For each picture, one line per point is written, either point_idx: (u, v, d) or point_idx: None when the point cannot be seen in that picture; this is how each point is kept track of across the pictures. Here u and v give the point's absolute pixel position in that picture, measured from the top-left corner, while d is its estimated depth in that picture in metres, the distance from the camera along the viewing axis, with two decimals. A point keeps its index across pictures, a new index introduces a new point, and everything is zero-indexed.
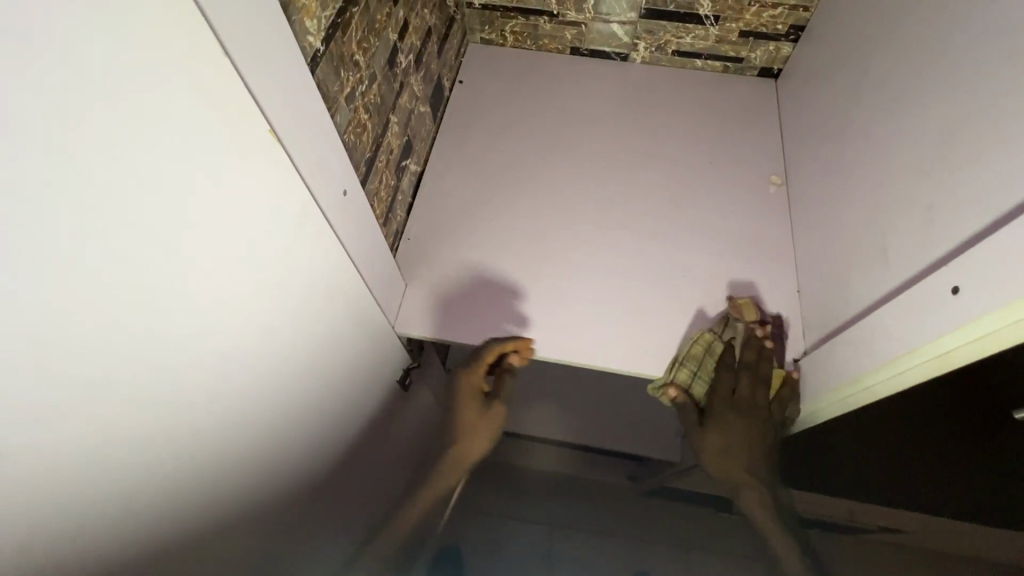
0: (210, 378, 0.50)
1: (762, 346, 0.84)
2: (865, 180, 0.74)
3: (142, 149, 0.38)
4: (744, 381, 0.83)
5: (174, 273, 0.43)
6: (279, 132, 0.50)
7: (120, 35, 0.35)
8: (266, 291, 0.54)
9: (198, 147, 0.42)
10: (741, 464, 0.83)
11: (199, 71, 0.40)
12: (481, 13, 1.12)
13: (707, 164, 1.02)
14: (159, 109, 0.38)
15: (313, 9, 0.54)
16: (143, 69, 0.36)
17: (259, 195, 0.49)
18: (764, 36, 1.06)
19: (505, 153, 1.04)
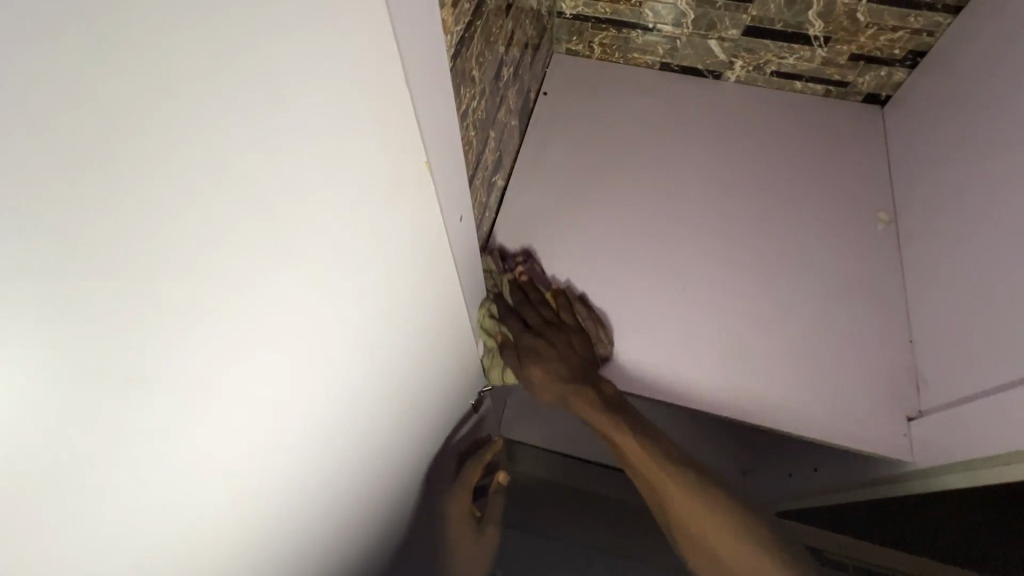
0: (317, 372, 0.54)
1: (519, 282, 0.91)
2: (1012, 239, 0.69)
3: (314, 157, 0.42)
4: (519, 311, 0.89)
5: (313, 267, 0.47)
6: (431, 161, 0.53)
7: (327, 58, 0.38)
8: (382, 305, 0.58)
9: (366, 165, 0.46)
10: (573, 384, 0.85)
11: (378, 96, 0.44)
12: (570, 23, 1.08)
13: (802, 196, 0.96)
14: (342, 132, 0.43)
15: (447, 27, 0.51)
16: (337, 90, 0.40)
17: (402, 217, 0.53)
18: (877, 60, 0.98)
19: (591, 172, 1.00)
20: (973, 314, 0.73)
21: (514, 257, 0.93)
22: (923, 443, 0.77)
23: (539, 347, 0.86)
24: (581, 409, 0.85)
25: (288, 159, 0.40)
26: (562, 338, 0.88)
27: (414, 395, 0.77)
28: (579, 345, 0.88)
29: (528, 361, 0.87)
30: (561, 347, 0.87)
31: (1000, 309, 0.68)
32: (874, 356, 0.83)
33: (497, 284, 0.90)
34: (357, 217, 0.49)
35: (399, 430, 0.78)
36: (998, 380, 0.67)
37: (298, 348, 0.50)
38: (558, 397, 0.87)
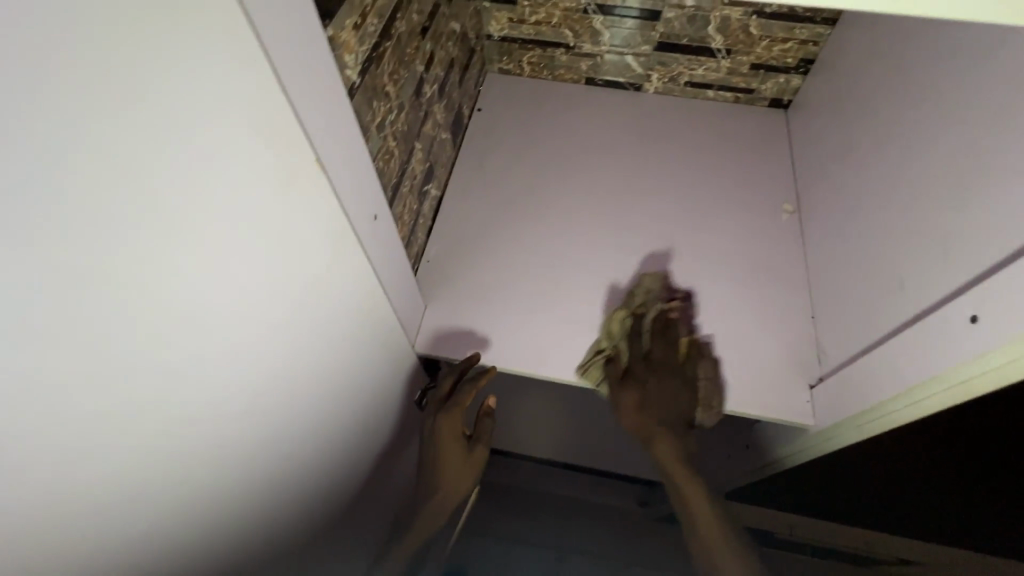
0: (215, 388, 0.50)
1: (668, 315, 0.89)
2: (879, 216, 0.76)
3: (189, 150, 0.38)
4: (656, 344, 0.87)
5: (195, 271, 0.43)
6: (322, 159, 0.51)
7: (200, 51, 0.36)
8: (287, 309, 0.55)
9: (250, 161, 0.43)
10: (659, 415, 0.81)
11: (260, 90, 0.42)
12: (500, 44, 1.17)
13: (717, 192, 1.04)
14: (219, 124, 0.40)
15: (351, 45, 0.57)
16: (211, 80, 0.38)
17: (299, 216, 0.51)
18: (775, 69, 1.09)
19: (523, 179, 1.07)
20: (861, 284, 0.77)
21: (678, 290, 0.93)
22: (819, 408, 0.81)
23: (642, 373, 0.84)
24: (662, 454, 0.79)
25: (203, 161, 0.40)
26: (673, 381, 0.84)
27: (373, 398, 0.79)
28: (685, 395, 0.83)
29: (627, 384, 0.83)
30: (669, 390, 0.83)
31: (871, 276, 0.75)
32: (784, 333, 0.89)
33: (647, 305, 0.90)
34: (276, 220, 0.48)
35: (354, 439, 0.79)
36: (866, 343, 0.74)
37: (217, 354, 0.48)
38: (643, 432, 0.81)
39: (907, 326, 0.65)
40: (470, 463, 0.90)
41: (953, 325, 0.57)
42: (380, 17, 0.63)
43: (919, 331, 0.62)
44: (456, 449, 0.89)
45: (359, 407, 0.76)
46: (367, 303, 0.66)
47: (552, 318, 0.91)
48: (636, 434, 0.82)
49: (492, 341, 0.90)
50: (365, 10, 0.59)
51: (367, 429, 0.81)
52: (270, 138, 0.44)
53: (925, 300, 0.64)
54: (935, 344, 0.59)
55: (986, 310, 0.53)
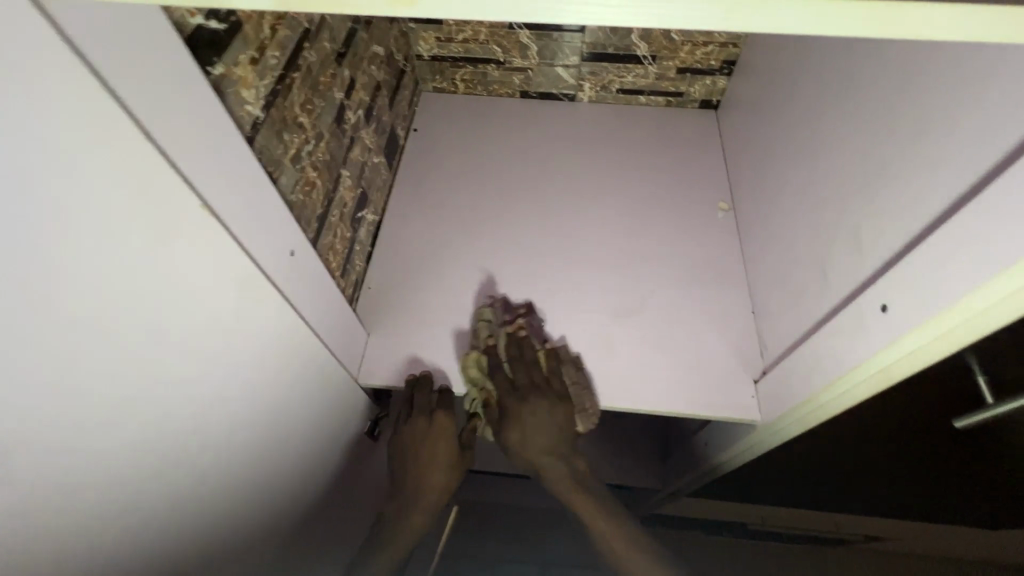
0: (115, 464, 0.46)
1: (518, 336, 0.85)
2: (803, 210, 0.78)
3: (40, 217, 0.35)
4: (518, 371, 0.83)
5: (68, 343, 0.39)
6: (212, 205, 0.48)
7: (46, 106, 0.34)
8: (197, 367, 0.51)
9: (122, 218, 0.40)
10: (544, 449, 0.78)
11: (130, 142, 0.40)
12: (431, 64, 1.16)
13: (655, 195, 1.06)
14: (75, 184, 0.37)
15: (250, 80, 0.56)
16: (60, 136, 0.35)
17: (192, 269, 0.47)
18: (700, 71, 1.12)
19: (463, 197, 1.06)
20: (792, 277, 0.79)
21: (516, 309, 0.90)
22: (765, 404, 0.81)
23: (515, 405, 0.80)
24: (551, 479, 0.77)
25: (38, 228, 0.36)
26: (545, 402, 0.80)
27: (317, 433, 0.76)
28: (559, 412, 0.80)
29: (507, 422, 0.80)
30: (542, 414, 0.79)
31: (799, 269, 0.77)
32: (725, 330, 0.90)
33: (494, 336, 0.86)
34: (165, 276, 0.45)
35: (301, 482, 0.76)
36: (797, 335, 0.75)
37: (114, 420, 0.45)
38: (530, 464, 0.79)
39: (831, 317, 0.67)
40: (459, 468, 0.85)
41: (870, 315, 0.59)
42: (282, 48, 0.62)
43: (843, 319, 0.63)
44: (444, 453, 0.84)
45: (302, 444, 0.73)
46: (292, 340, 0.64)
47: None
48: (529, 468, 0.79)
49: (439, 363, 0.89)
50: (263, 44, 0.57)
51: (313, 465, 0.78)
52: (144, 188, 0.42)
53: (845, 290, 0.66)
54: (856, 333, 0.60)
55: (897, 298, 0.55)
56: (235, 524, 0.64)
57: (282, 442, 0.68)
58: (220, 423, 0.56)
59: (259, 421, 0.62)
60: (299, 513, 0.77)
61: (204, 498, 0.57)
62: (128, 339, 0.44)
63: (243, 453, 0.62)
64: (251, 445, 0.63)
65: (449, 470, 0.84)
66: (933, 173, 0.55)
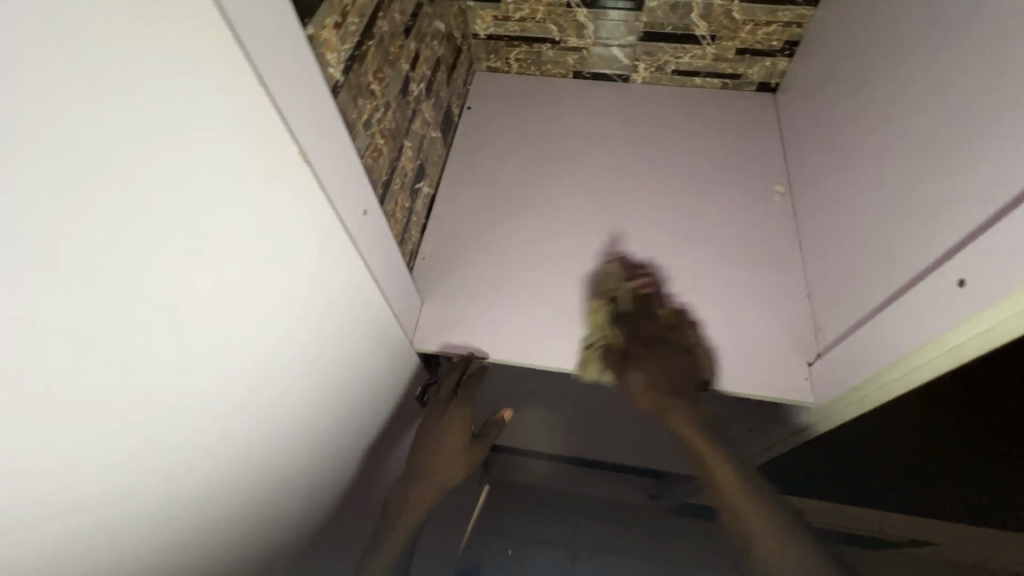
0: (215, 387, 0.51)
1: (637, 293, 0.88)
2: (866, 187, 0.77)
3: (178, 161, 0.41)
4: (641, 319, 0.85)
5: (189, 273, 0.45)
6: (307, 154, 0.52)
7: (184, 60, 0.39)
8: (286, 304, 0.56)
9: (236, 161, 0.45)
10: (665, 390, 0.78)
11: (242, 95, 0.44)
12: (486, 43, 1.18)
13: (709, 176, 1.04)
14: (201, 129, 0.41)
15: (333, 43, 0.58)
16: (191, 85, 0.40)
17: (286, 213, 0.52)
18: (760, 52, 1.10)
19: (515, 173, 1.07)
20: (855, 257, 0.77)
21: (638, 270, 0.93)
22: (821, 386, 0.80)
23: (641, 352, 0.81)
24: (674, 421, 0.77)
25: (165, 158, 0.40)
26: (676, 351, 0.82)
27: (373, 392, 0.80)
28: (685, 357, 0.82)
29: (629, 368, 0.81)
30: (671, 358, 0.81)
31: (861, 250, 0.75)
32: (777, 313, 0.88)
33: (618, 290, 0.90)
34: (266, 214, 0.49)
35: (356, 432, 0.80)
36: (859, 317, 0.74)
37: (218, 345, 0.50)
38: (655, 404, 0.79)
39: (897, 297, 0.65)
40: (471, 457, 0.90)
41: (944, 292, 0.57)
42: (361, 16, 0.64)
43: (912, 296, 0.61)
44: (457, 439, 0.89)
45: (359, 401, 0.77)
46: (358, 295, 0.67)
47: (549, 309, 0.92)
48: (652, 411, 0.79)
49: (489, 334, 0.91)
50: (345, 10, 0.60)
51: (367, 419, 0.82)
52: (254, 134, 0.46)
53: (914, 270, 0.64)
54: (926, 310, 0.59)
55: (975, 273, 0.53)
56: (299, 468, 0.69)
57: (344, 394, 0.72)
58: (289, 365, 0.60)
59: (323, 371, 0.66)
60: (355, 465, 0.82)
61: (273, 437, 0.62)
62: (218, 276, 0.47)
63: (306, 402, 0.66)
64: (317, 394, 0.67)
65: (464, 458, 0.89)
66: (1014, 144, 0.53)
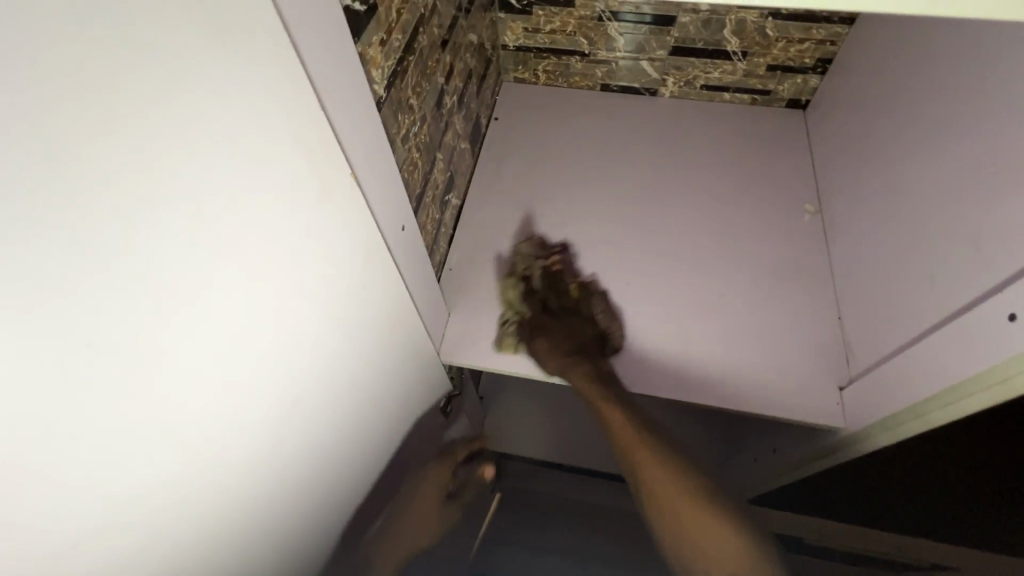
0: (263, 401, 0.52)
1: (550, 270, 0.96)
2: (902, 212, 0.76)
3: (236, 185, 0.41)
4: (548, 296, 0.96)
5: (242, 292, 0.46)
6: (357, 173, 0.53)
7: (245, 89, 0.40)
8: (331, 318, 0.57)
9: (289, 182, 0.46)
10: (571, 363, 0.89)
11: (296, 120, 0.44)
12: (515, 54, 1.18)
13: (737, 193, 1.04)
14: (258, 154, 0.42)
15: (378, 60, 0.58)
16: (252, 112, 0.41)
17: (333, 231, 0.52)
18: (792, 69, 1.09)
19: (543, 185, 1.07)
20: (890, 280, 0.76)
21: (551, 247, 0.99)
22: (853, 411, 0.79)
23: (546, 324, 0.93)
24: (575, 381, 0.88)
25: (225, 182, 0.41)
26: (574, 322, 0.93)
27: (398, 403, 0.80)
28: (585, 330, 0.92)
29: (534, 334, 0.91)
30: (569, 329, 0.92)
31: (899, 277, 0.74)
32: (809, 333, 0.88)
33: (529, 268, 0.97)
34: (315, 233, 0.50)
35: (385, 441, 0.80)
36: (897, 344, 0.73)
37: (267, 362, 0.51)
38: (560, 371, 0.89)
39: (940, 328, 0.64)
40: None
41: (994, 326, 0.56)
42: (404, 32, 0.64)
43: (957, 329, 0.61)
44: None
45: (387, 413, 0.77)
46: (393, 310, 0.67)
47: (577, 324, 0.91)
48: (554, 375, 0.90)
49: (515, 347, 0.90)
50: (390, 26, 0.60)
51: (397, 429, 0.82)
52: (309, 156, 0.47)
53: (956, 299, 0.63)
54: (974, 343, 0.58)
55: None
56: (329, 477, 0.70)
57: (374, 406, 0.72)
58: (326, 378, 0.61)
59: (358, 382, 0.67)
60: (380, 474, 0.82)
61: (306, 448, 0.62)
62: (261, 298, 0.48)
63: (339, 414, 0.66)
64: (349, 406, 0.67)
65: None
66: None
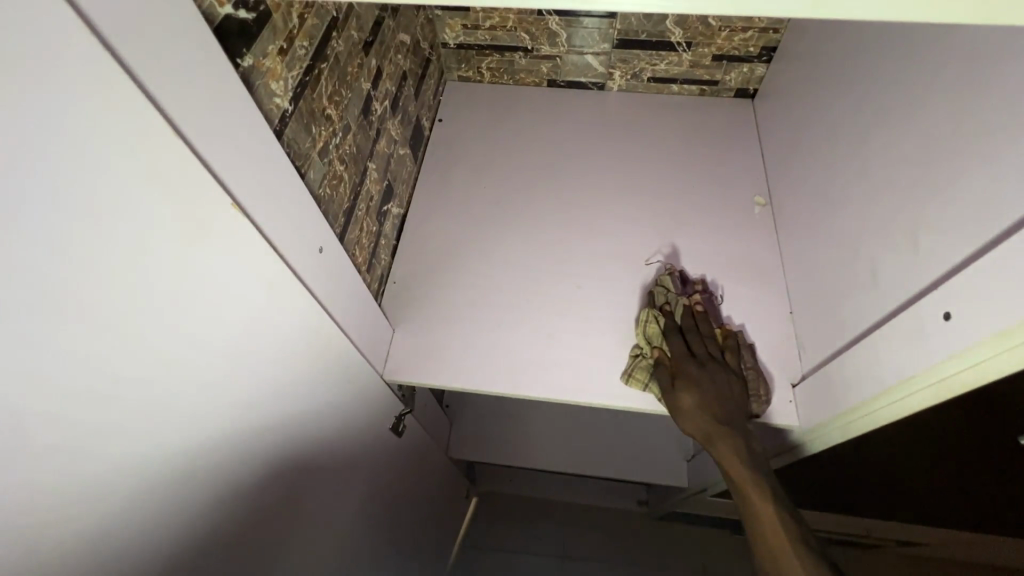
0: (178, 480, 0.45)
1: (694, 310, 0.84)
2: (844, 205, 0.75)
3: (90, 249, 0.34)
4: (693, 339, 0.81)
5: (123, 369, 0.38)
6: (243, 202, 0.45)
7: (84, 126, 0.32)
8: (247, 371, 0.50)
9: (161, 231, 0.38)
10: (717, 419, 0.73)
11: (163, 156, 0.37)
12: (457, 52, 1.14)
13: (689, 189, 1.01)
14: (112, 206, 0.34)
15: (279, 71, 0.54)
16: (94, 156, 0.33)
17: (230, 276, 0.45)
18: (738, 58, 1.07)
19: (491, 188, 1.03)
20: (837, 275, 0.75)
21: (693, 285, 0.88)
22: (804, 410, 0.78)
23: (694, 372, 0.77)
24: (719, 453, 0.73)
25: (75, 246, 0.33)
26: (723, 373, 0.77)
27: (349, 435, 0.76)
28: (735, 384, 0.77)
29: (679, 386, 0.76)
30: (721, 379, 0.76)
31: (842, 271, 0.73)
32: (761, 330, 0.86)
33: (671, 303, 0.85)
34: (208, 281, 0.43)
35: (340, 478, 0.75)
36: (844, 341, 0.71)
37: (174, 437, 0.44)
38: (703, 434, 0.74)
39: (880, 326, 0.63)
40: None
41: (931, 324, 0.55)
42: (311, 38, 0.60)
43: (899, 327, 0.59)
44: None
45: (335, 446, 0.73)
46: (325, 342, 0.62)
47: (528, 334, 0.88)
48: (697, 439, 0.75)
49: (467, 361, 0.86)
50: (291, 33, 0.55)
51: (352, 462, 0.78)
52: (184, 194, 0.39)
53: (898, 295, 0.62)
54: (915, 343, 0.57)
55: (966, 307, 0.51)
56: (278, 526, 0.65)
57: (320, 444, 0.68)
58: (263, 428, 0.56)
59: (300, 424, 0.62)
60: (340, 516, 0.77)
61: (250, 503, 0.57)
62: (152, 371, 0.40)
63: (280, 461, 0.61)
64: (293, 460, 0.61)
65: None
66: (997, 171, 0.51)
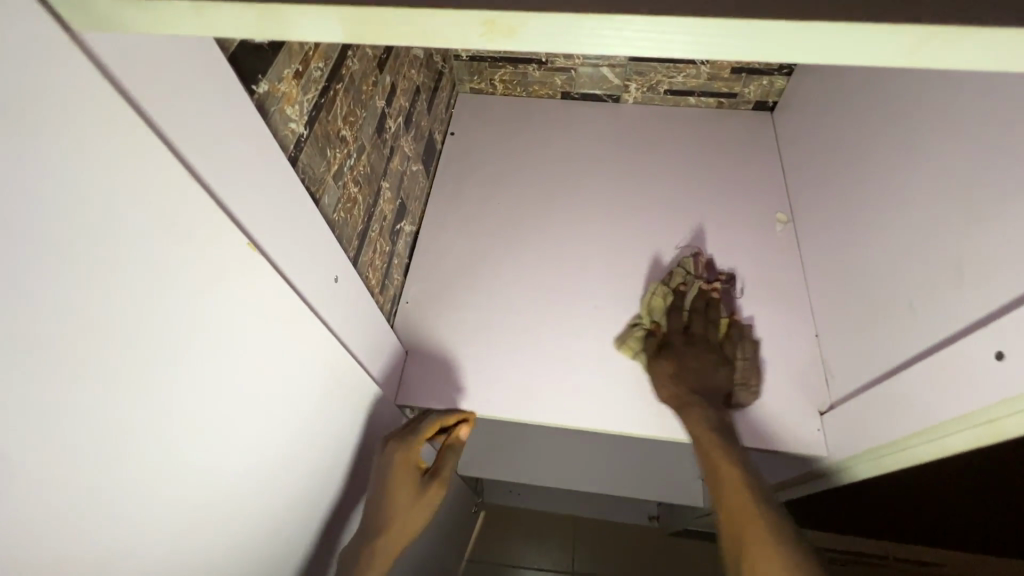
0: (188, 526, 0.44)
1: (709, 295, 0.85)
2: (876, 227, 0.72)
3: (97, 302, 0.33)
4: (697, 319, 0.83)
5: (133, 419, 0.37)
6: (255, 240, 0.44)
7: (88, 177, 0.31)
8: (260, 411, 0.49)
9: (170, 277, 0.37)
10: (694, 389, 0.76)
11: (169, 199, 0.36)
12: (469, 64, 1.12)
13: (707, 205, 0.99)
14: (120, 256, 0.33)
15: (294, 95, 0.52)
16: (100, 207, 0.32)
17: (242, 316, 0.44)
18: (757, 71, 1.05)
19: (505, 204, 1.01)
20: (869, 301, 0.72)
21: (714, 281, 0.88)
22: (833, 440, 0.75)
23: (682, 347, 0.79)
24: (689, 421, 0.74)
25: (83, 300, 0.32)
26: (713, 353, 0.79)
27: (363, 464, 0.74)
28: (722, 367, 0.79)
29: (662, 354, 0.80)
30: (706, 357, 0.79)
31: (874, 297, 0.70)
32: (785, 354, 0.83)
33: (687, 283, 0.87)
34: (218, 324, 0.42)
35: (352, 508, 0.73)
36: (878, 371, 0.69)
37: (185, 482, 0.43)
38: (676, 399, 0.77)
39: (920, 360, 0.61)
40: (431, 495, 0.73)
41: (980, 363, 0.52)
42: (327, 59, 0.58)
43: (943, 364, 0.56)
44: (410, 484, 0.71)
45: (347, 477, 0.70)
46: (338, 373, 0.59)
47: (545, 357, 0.86)
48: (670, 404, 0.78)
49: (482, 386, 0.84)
50: (307, 56, 0.53)
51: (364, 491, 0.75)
52: (192, 237, 0.38)
53: (940, 327, 0.59)
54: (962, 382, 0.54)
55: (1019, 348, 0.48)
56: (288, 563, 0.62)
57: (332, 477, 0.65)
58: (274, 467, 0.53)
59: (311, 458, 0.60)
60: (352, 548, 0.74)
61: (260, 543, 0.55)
62: (162, 418, 0.39)
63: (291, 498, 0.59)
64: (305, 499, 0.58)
65: (425, 506, 0.72)
66: None
